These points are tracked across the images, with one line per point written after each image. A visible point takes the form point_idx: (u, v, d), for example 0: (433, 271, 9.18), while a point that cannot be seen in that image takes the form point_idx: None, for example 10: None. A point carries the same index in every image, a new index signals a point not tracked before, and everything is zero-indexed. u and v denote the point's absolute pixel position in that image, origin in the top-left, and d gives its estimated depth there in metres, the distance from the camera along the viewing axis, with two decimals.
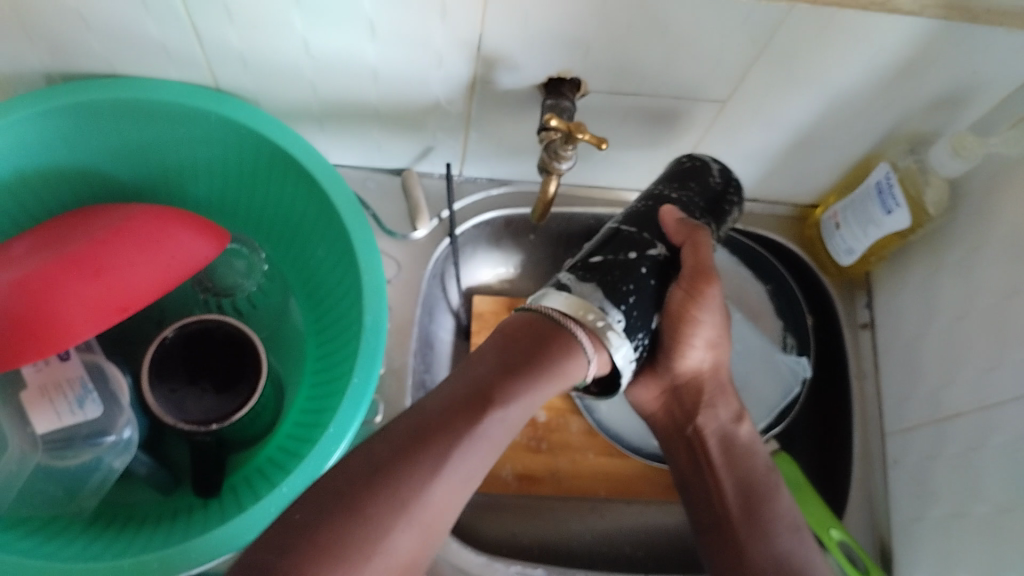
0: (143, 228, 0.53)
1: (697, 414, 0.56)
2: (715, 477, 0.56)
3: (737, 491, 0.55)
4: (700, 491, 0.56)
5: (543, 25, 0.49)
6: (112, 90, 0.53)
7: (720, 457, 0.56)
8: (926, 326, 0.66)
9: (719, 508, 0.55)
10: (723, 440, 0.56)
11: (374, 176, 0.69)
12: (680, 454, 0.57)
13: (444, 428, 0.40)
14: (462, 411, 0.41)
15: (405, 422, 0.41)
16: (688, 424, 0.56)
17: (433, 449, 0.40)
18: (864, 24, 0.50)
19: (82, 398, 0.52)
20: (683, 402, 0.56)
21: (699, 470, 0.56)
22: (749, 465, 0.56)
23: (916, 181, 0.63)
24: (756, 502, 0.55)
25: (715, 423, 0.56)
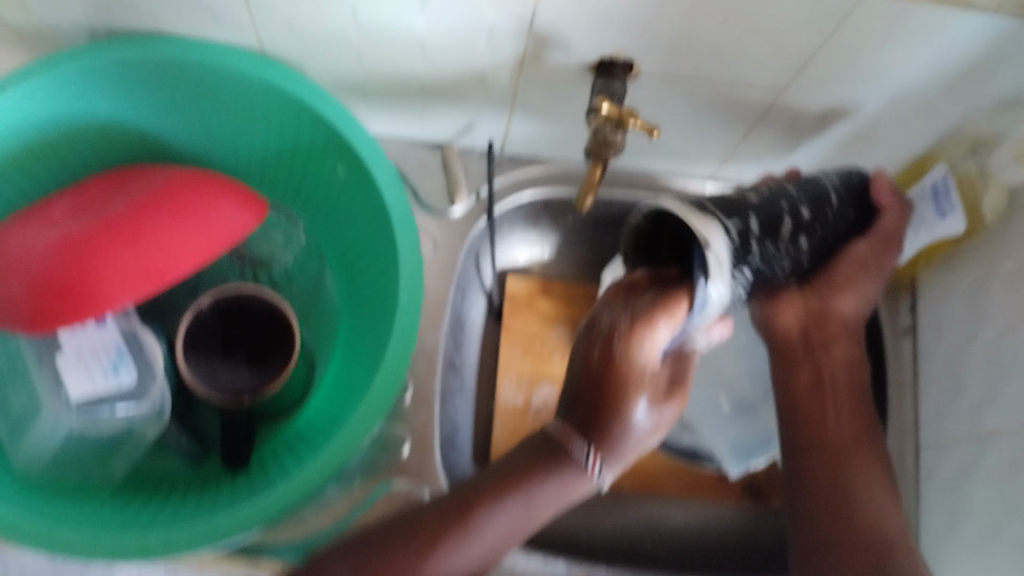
0: (182, 197, 0.52)
1: (830, 345, 0.56)
2: (835, 407, 0.54)
3: (854, 430, 0.54)
4: (809, 408, 0.54)
5: (598, 4, 0.47)
6: (157, 49, 0.52)
7: (845, 381, 0.55)
8: (972, 336, 0.64)
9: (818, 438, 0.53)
10: (849, 368, 0.56)
11: (414, 148, 0.68)
12: (801, 374, 0.56)
13: (435, 527, 0.46)
14: (448, 515, 0.46)
15: (397, 524, 0.47)
16: (823, 350, 0.56)
17: (423, 547, 0.45)
18: (935, 21, 0.48)
19: (117, 363, 0.52)
20: (820, 328, 0.56)
21: (823, 391, 0.55)
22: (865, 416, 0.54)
23: (976, 186, 0.58)
24: (851, 455, 0.53)
25: (840, 358, 0.56)
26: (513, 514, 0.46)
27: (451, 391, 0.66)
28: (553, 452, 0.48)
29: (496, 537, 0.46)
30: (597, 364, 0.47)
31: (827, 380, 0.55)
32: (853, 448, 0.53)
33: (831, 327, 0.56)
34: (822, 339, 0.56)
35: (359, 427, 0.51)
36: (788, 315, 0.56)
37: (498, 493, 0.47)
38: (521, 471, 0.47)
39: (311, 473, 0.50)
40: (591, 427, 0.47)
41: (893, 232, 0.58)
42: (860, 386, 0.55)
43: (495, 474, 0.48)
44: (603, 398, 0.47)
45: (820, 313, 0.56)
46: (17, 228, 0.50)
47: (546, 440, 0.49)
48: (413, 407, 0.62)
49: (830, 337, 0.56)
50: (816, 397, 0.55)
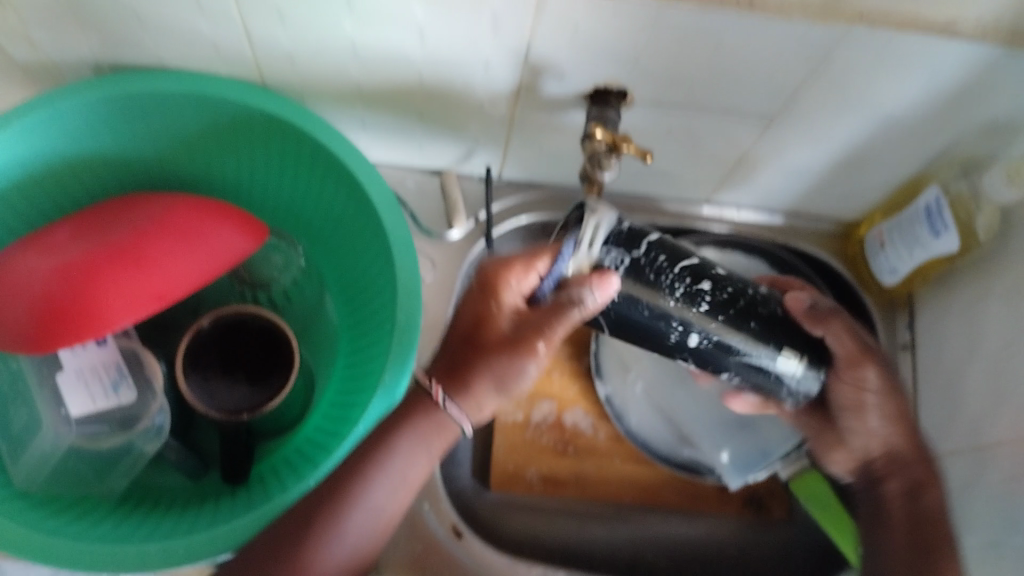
0: (180, 221, 0.54)
1: (885, 480, 0.62)
2: (897, 538, 0.58)
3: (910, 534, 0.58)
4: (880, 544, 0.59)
5: (589, 38, 0.48)
6: (158, 82, 0.53)
7: (905, 525, 0.59)
8: (969, 355, 0.64)
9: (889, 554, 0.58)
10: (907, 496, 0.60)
11: (412, 176, 0.69)
12: (869, 505, 0.62)
13: (347, 481, 0.50)
14: (353, 470, 0.51)
15: (316, 487, 0.51)
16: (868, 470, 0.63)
17: (335, 505, 0.49)
18: (924, 49, 0.48)
19: (117, 383, 0.54)
20: (873, 470, 0.63)
21: (891, 531, 0.59)
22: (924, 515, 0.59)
23: (968, 207, 0.61)
24: (930, 535, 0.57)
25: (897, 489, 0.60)
26: (387, 478, 0.51)
27: None
28: (417, 399, 0.53)
29: (382, 503, 0.50)
30: (468, 327, 0.52)
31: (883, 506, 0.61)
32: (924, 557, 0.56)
33: (880, 460, 0.62)
34: (901, 468, 0.61)
35: (356, 443, 0.53)
36: (840, 460, 0.65)
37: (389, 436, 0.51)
38: (397, 423, 0.52)
39: (310, 482, 0.52)
40: (454, 371, 0.52)
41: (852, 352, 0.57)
42: (923, 525, 0.58)
43: (383, 425, 0.52)
44: (473, 349, 0.51)
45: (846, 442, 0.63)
46: (19, 255, 0.51)
47: (416, 391, 0.53)
48: None
49: (887, 472, 0.62)
50: (882, 516, 0.61)
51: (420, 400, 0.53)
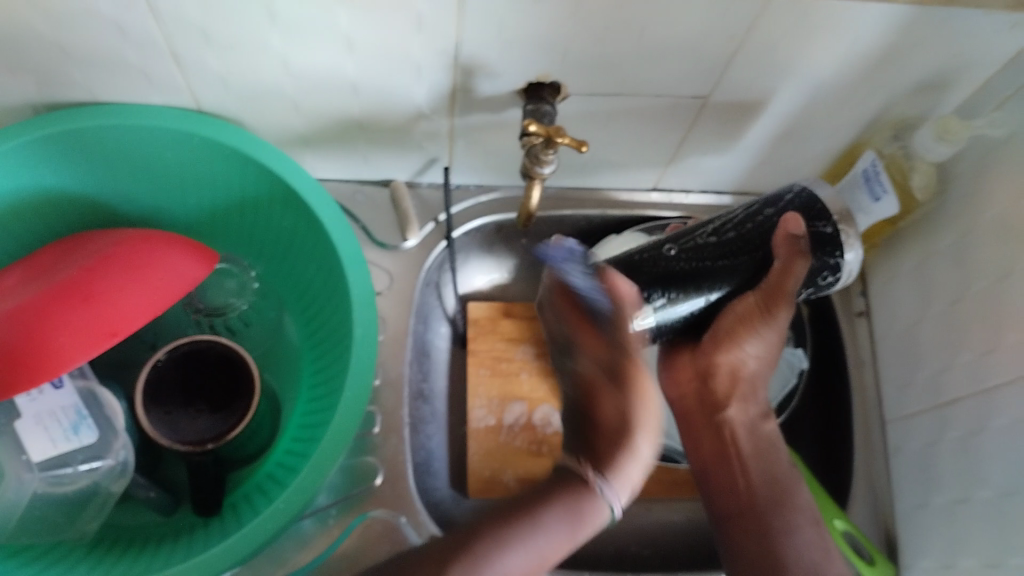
0: (128, 254, 0.53)
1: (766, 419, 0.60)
2: (742, 468, 0.58)
3: (763, 483, 0.57)
4: (722, 481, 0.58)
5: (518, 32, 0.49)
6: (95, 117, 0.53)
7: (749, 447, 0.58)
8: (921, 313, 0.66)
9: (743, 499, 0.57)
10: (750, 432, 0.59)
11: (363, 189, 0.69)
12: (712, 440, 0.59)
13: (475, 536, 0.45)
14: (490, 526, 0.45)
15: (440, 540, 0.45)
16: (719, 412, 0.59)
17: (477, 546, 0.44)
18: (842, 15, 0.49)
19: (76, 424, 0.53)
20: (713, 397, 0.59)
21: (727, 456, 0.58)
22: (774, 460, 0.58)
23: (902, 168, 0.63)
24: (780, 499, 0.56)
25: (745, 416, 0.59)
26: (557, 531, 0.46)
27: (422, 420, 0.67)
28: (567, 480, 0.49)
29: (543, 549, 0.45)
30: (610, 424, 0.50)
31: (728, 442, 0.59)
32: (771, 501, 0.56)
33: (722, 379, 0.58)
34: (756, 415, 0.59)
35: (323, 460, 0.52)
36: (682, 376, 0.60)
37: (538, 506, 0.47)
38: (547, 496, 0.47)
39: (278, 508, 0.51)
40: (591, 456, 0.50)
41: (780, 289, 0.53)
42: (768, 465, 0.58)
43: (529, 495, 0.48)
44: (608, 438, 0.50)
45: (706, 376, 0.58)
46: None
47: (568, 475, 0.49)
48: (384, 439, 0.62)
49: (723, 399, 0.59)
50: (728, 455, 0.58)
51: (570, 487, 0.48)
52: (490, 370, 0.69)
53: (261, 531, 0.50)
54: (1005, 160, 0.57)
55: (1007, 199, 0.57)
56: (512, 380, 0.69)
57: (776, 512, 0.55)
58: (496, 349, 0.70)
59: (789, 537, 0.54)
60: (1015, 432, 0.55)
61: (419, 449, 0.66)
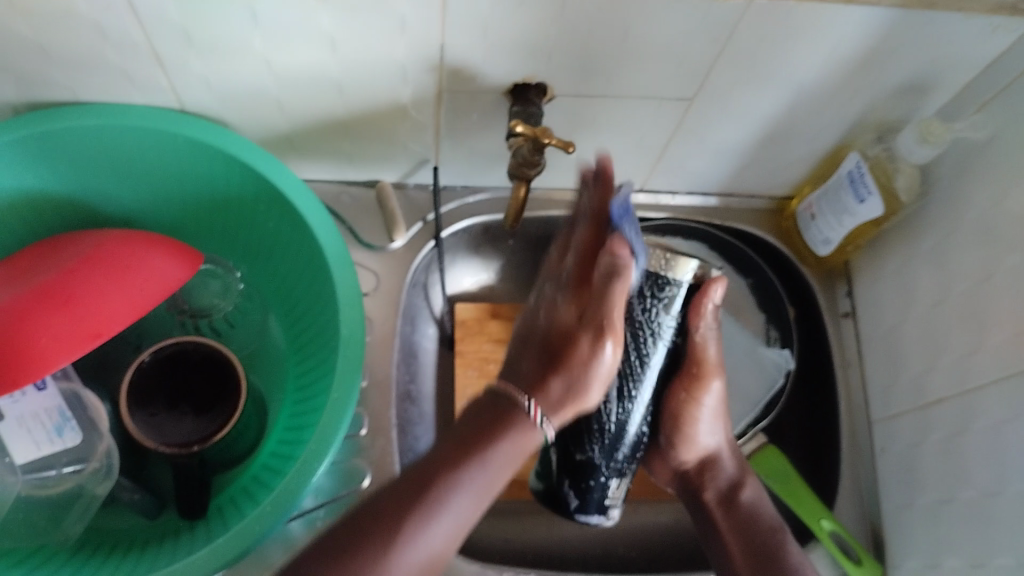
0: (112, 255, 0.53)
1: (744, 485, 0.60)
2: (732, 539, 0.57)
3: (750, 549, 0.56)
4: (717, 557, 0.58)
5: (502, 33, 0.49)
6: (77, 116, 0.53)
7: (729, 517, 0.58)
8: (905, 314, 0.66)
9: (735, 572, 0.56)
10: (726, 500, 0.59)
11: (349, 191, 0.69)
12: (702, 527, 0.60)
13: (393, 512, 0.43)
14: (408, 493, 0.44)
15: (358, 510, 0.44)
16: (698, 490, 0.61)
17: (387, 522, 0.43)
18: (824, 18, 0.50)
19: (60, 425, 0.53)
20: (694, 474, 0.61)
21: (716, 532, 0.59)
22: (754, 527, 0.57)
23: (886, 169, 0.63)
24: (769, 553, 0.55)
25: (719, 482, 0.61)
26: (472, 488, 0.46)
27: (409, 421, 0.67)
28: (496, 406, 0.49)
29: (461, 517, 0.45)
30: (554, 336, 0.50)
31: (711, 511, 0.60)
32: (760, 561, 0.55)
33: (696, 468, 0.61)
34: (727, 486, 0.60)
35: (310, 463, 0.52)
36: (662, 473, 0.64)
37: (464, 462, 0.46)
38: (475, 444, 0.47)
39: (265, 510, 0.51)
40: (535, 379, 0.49)
41: (701, 359, 0.55)
42: (756, 531, 0.57)
43: (451, 436, 0.48)
44: (535, 386, 0.49)
45: (680, 473, 0.63)
46: None
47: (495, 399, 0.49)
48: (371, 440, 0.62)
49: (702, 470, 0.61)
50: (711, 533, 0.59)
51: (496, 418, 0.48)
52: (478, 371, 0.69)
53: (249, 534, 0.50)
54: (987, 162, 0.58)
55: (990, 201, 0.57)
56: None
57: (761, 571, 0.54)
58: (483, 350, 0.70)
59: None
60: (997, 433, 0.55)
61: (406, 451, 0.66)
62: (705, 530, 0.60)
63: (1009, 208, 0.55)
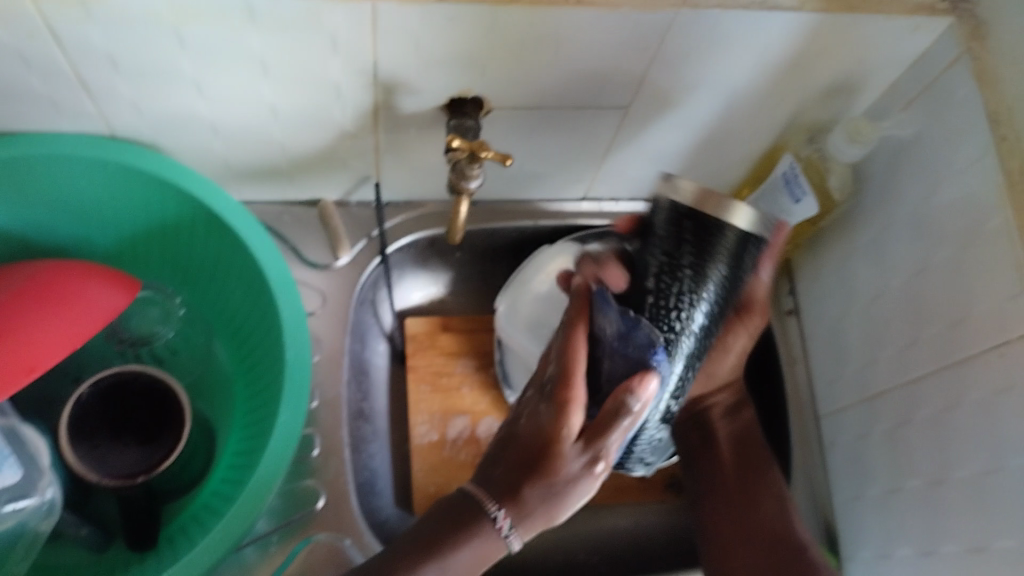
0: (47, 288, 0.52)
1: (746, 405, 0.68)
2: (725, 454, 0.67)
3: (735, 459, 0.66)
4: (705, 462, 0.67)
5: (435, 48, 0.49)
6: (2, 147, 0.52)
7: (729, 431, 0.67)
8: (846, 310, 0.68)
9: (722, 474, 0.66)
10: (728, 414, 0.67)
11: (290, 211, 0.68)
12: (696, 440, 0.68)
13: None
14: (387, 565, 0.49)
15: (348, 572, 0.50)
16: (700, 401, 0.68)
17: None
18: (750, 24, 0.51)
19: (2, 461, 0.50)
20: (695, 390, 0.68)
21: (711, 447, 0.67)
22: (750, 443, 0.67)
23: (819, 170, 0.65)
24: (752, 465, 0.66)
25: (723, 400, 0.67)
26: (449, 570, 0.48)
27: (364, 439, 0.67)
28: (459, 519, 0.49)
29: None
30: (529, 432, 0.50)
31: (711, 425, 0.67)
32: (741, 475, 0.65)
33: (706, 381, 0.66)
34: (732, 404, 0.67)
35: (259, 488, 0.52)
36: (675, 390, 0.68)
37: (424, 555, 0.49)
38: (437, 540, 0.49)
39: (213, 540, 0.50)
40: (507, 489, 0.49)
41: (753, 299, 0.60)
42: (750, 445, 0.67)
43: (415, 535, 0.50)
44: (513, 468, 0.49)
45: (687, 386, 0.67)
46: None
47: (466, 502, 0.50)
48: (324, 460, 0.62)
49: (713, 386, 0.67)
50: (710, 437, 0.67)
51: (465, 521, 0.49)
52: (430, 386, 0.69)
53: (199, 564, 0.50)
54: (914, 159, 0.59)
55: (920, 196, 0.59)
56: (454, 395, 0.69)
57: (746, 483, 0.65)
58: (435, 364, 0.70)
59: (763, 505, 0.63)
60: (938, 423, 0.57)
61: (361, 470, 0.65)
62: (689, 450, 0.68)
63: (937, 203, 0.57)
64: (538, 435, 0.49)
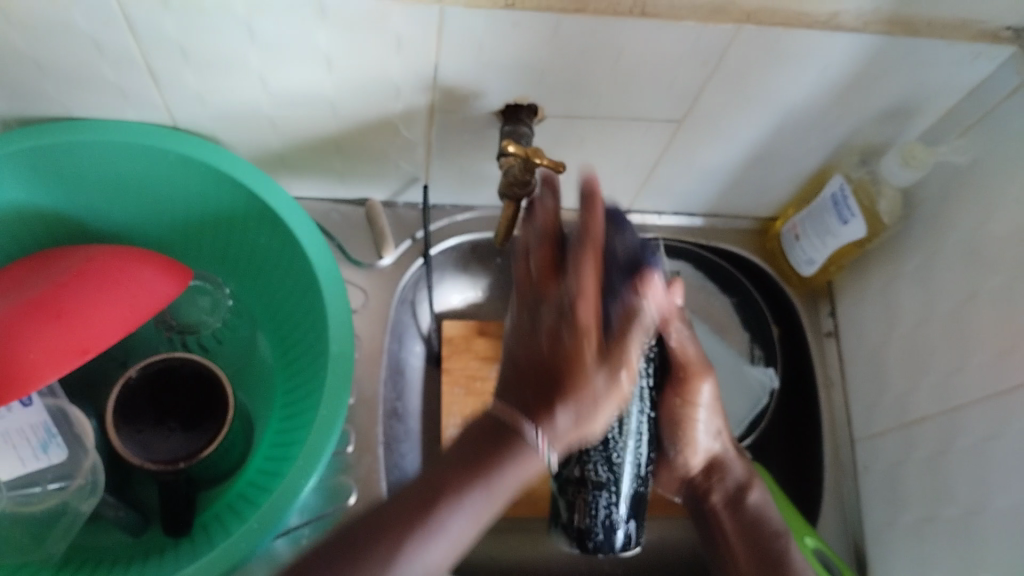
0: (101, 271, 0.53)
1: (749, 488, 0.61)
2: (735, 552, 0.60)
3: (750, 556, 0.58)
4: (722, 560, 0.61)
5: (497, 53, 0.50)
6: (66, 132, 0.53)
7: (734, 522, 0.61)
8: (888, 334, 0.67)
9: (738, 572, 0.59)
10: (730, 500, 0.61)
11: (338, 208, 0.69)
12: (726, 526, 0.61)
13: (397, 527, 0.40)
14: (408, 508, 0.41)
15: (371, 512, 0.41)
16: (706, 497, 0.62)
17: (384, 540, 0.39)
18: (812, 43, 0.51)
19: (45, 442, 0.52)
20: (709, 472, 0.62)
21: (719, 540, 0.61)
22: (760, 535, 0.59)
23: (869, 192, 0.64)
24: (772, 560, 0.57)
25: (725, 485, 0.62)
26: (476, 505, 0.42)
27: (397, 438, 0.67)
28: (499, 433, 0.44)
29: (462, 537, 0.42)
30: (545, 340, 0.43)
31: (713, 515, 0.62)
32: (763, 571, 0.57)
33: (699, 473, 0.62)
34: (735, 488, 0.62)
35: (297, 480, 0.52)
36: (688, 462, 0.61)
37: (460, 481, 0.42)
38: (483, 458, 0.43)
39: (250, 529, 0.51)
40: (537, 406, 0.43)
41: (686, 360, 0.56)
42: (756, 534, 0.59)
43: (450, 461, 0.43)
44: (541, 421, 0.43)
45: (687, 476, 0.63)
46: None
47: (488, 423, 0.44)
48: (357, 458, 0.62)
49: (717, 471, 0.62)
50: (712, 527, 0.62)
51: (502, 437, 0.44)
52: (465, 389, 0.69)
53: (234, 553, 0.50)
54: (968, 186, 0.59)
55: (972, 224, 0.58)
56: None
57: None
58: (471, 368, 0.70)
59: None
60: (979, 453, 0.56)
61: (393, 468, 0.66)
62: (714, 540, 0.62)
63: (990, 231, 0.57)
64: (556, 344, 0.43)
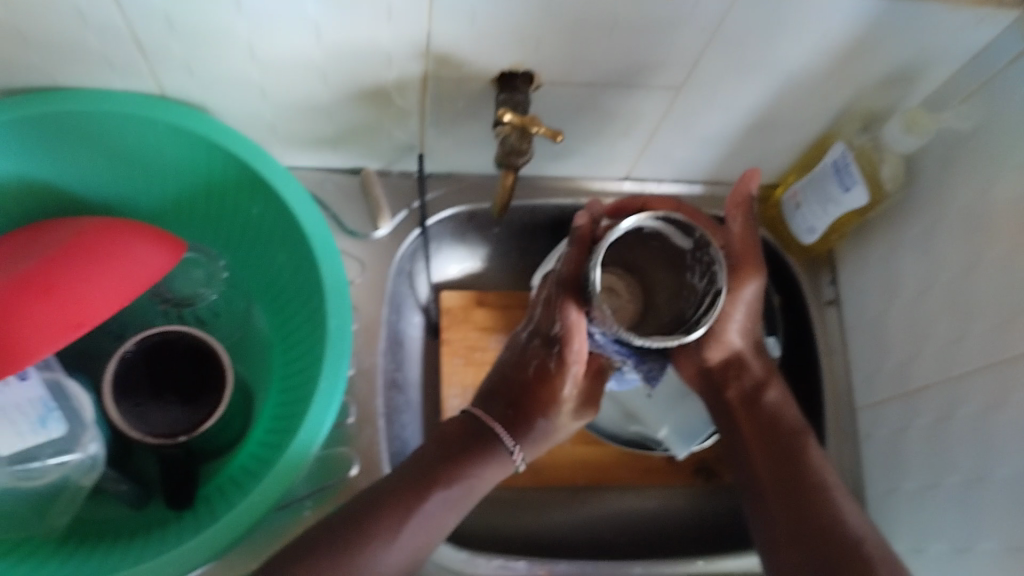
0: (94, 245, 0.53)
1: (767, 387, 0.61)
2: (754, 449, 0.60)
3: (775, 462, 0.58)
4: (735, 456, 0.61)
5: (490, 20, 0.49)
6: (54, 103, 0.52)
7: (751, 416, 0.61)
8: (890, 302, 0.67)
9: (759, 477, 0.59)
10: (748, 402, 0.61)
11: (332, 177, 0.68)
12: (743, 425, 0.61)
13: (384, 514, 0.52)
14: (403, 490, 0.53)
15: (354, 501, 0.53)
16: (722, 391, 0.62)
17: (376, 525, 0.51)
18: (813, 7, 0.49)
19: (44, 417, 0.52)
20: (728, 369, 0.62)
21: (741, 438, 0.61)
22: (778, 428, 0.59)
23: (872, 158, 0.63)
24: (798, 474, 0.57)
25: (742, 386, 0.61)
26: (450, 497, 0.54)
27: (397, 409, 0.67)
28: (478, 436, 0.57)
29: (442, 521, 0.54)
30: (530, 370, 0.57)
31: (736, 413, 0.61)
32: (789, 484, 0.57)
33: (728, 365, 0.61)
34: (751, 387, 0.61)
35: (297, 452, 0.52)
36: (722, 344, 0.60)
37: (449, 468, 0.54)
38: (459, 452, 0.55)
39: (253, 502, 0.51)
40: (515, 422, 0.57)
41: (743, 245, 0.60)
42: (779, 440, 0.59)
43: (442, 449, 0.56)
44: (523, 410, 0.57)
45: (707, 372, 0.62)
46: None
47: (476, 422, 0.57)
48: (359, 429, 0.62)
49: (737, 369, 0.62)
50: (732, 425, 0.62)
51: (479, 443, 0.56)
52: (465, 359, 0.69)
53: (236, 524, 0.50)
54: (972, 151, 0.58)
55: (976, 190, 0.57)
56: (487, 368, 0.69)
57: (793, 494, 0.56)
58: (470, 338, 0.70)
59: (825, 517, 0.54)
60: (981, 421, 0.56)
61: (394, 439, 0.66)
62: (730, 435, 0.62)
63: (993, 197, 0.56)
64: (541, 375, 0.57)
